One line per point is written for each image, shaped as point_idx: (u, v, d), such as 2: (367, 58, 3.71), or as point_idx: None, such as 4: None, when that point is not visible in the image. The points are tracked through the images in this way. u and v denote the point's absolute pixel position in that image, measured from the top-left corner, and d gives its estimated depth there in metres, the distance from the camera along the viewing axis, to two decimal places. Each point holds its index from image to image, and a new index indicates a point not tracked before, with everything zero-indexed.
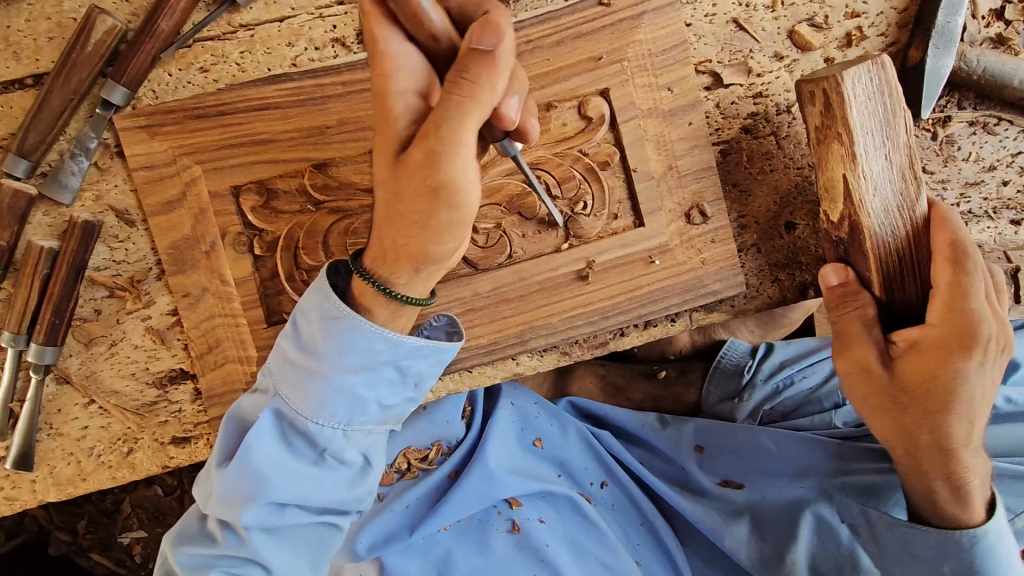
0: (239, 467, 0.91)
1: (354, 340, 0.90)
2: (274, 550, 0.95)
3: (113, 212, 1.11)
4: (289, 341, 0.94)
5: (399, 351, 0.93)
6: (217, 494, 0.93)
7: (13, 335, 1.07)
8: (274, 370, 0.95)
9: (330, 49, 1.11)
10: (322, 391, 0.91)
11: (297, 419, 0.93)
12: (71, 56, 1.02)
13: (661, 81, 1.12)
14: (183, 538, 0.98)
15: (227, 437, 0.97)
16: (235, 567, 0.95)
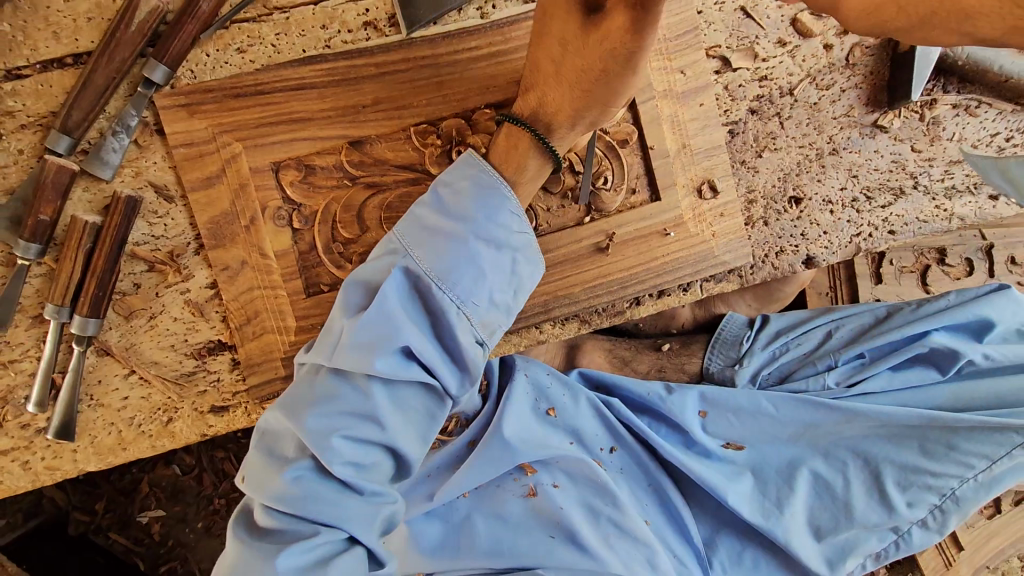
0: (380, 310, 0.96)
1: (496, 209, 1.01)
2: (390, 415, 0.98)
3: (153, 188, 1.14)
4: (431, 204, 1.03)
5: (524, 239, 1.03)
6: (348, 337, 0.96)
7: (57, 308, 1.10)
8: (407, 232, 1.02)
9: (363, 32, 1.17)
10: (463, 250, 0.99)
11: (431, 278, 0.99)
12: (115, 35, 1.06)
13: (675, 64, 1.20)
14: (292, 406, 0.97)
15: (356, 293, 1.01)
16: (353, 427, 0.95)
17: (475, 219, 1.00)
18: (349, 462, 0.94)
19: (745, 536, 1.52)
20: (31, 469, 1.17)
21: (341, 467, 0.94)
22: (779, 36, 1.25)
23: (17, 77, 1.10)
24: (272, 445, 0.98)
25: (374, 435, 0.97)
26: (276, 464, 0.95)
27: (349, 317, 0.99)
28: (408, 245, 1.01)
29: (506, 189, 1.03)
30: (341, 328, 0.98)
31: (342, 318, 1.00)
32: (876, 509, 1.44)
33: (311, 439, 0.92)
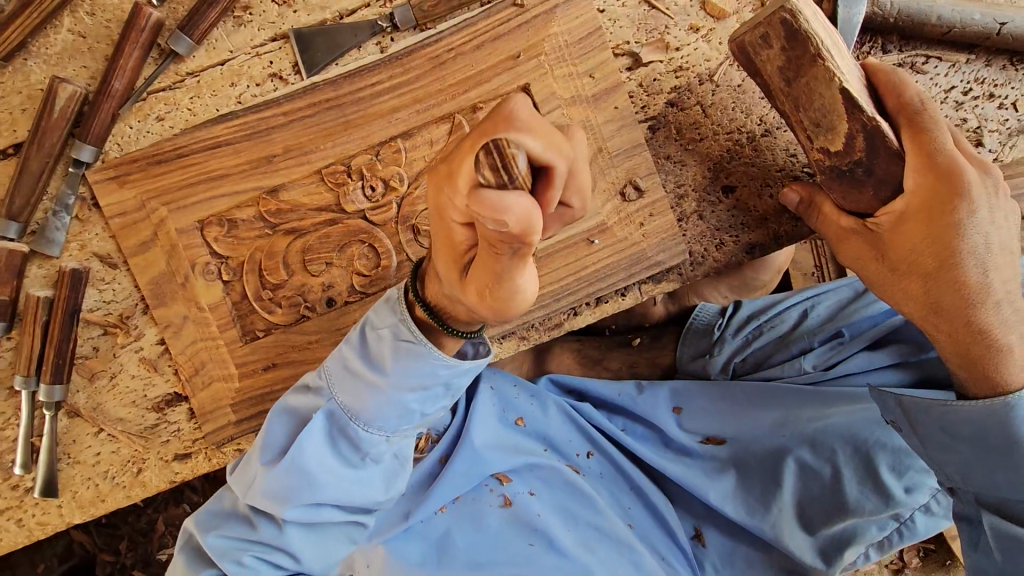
0: (290, 465, 0.98)
1: (418, 366, 0.93)
2: (304, 543, 1.05)
3: (98, 258, 1.22)
4: (355, 347, 0.98)
5: (455, 375, 0.96)
6: (262, 487, 1.00)
7: (25, 378, 1.19)
8: (331, 372, 1.00)
9: (270, 84, 1.20)
10: (378, 403, 0.96)
11: (348, 428, 1.00)
12: (41, 122, 1.14)
13: (582, 68, 1.17)
14: (209, 523, 1.07)
15: (275, 432, 1.03)
16: (269, 553, 1.04)
17: (396, 373, 0.95)
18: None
19: (734, 533, 1.45)
20: (25, 525, 1.27)
21: None
22: (690, 22, 1.20)
23: None
24: (192, 546, 1.08)
25: (289, 559, 1.06)
26: (191, 568, 1.06)
27: (267, 464, 1.01)
28: (329, 390, 1.00)
29: (427, 341, 0.92)
30: (258, 473, 1.01)
31: (261, 457, 1.02)
32: (871, 497, 1.31)
33: (219, 560, 1.02)
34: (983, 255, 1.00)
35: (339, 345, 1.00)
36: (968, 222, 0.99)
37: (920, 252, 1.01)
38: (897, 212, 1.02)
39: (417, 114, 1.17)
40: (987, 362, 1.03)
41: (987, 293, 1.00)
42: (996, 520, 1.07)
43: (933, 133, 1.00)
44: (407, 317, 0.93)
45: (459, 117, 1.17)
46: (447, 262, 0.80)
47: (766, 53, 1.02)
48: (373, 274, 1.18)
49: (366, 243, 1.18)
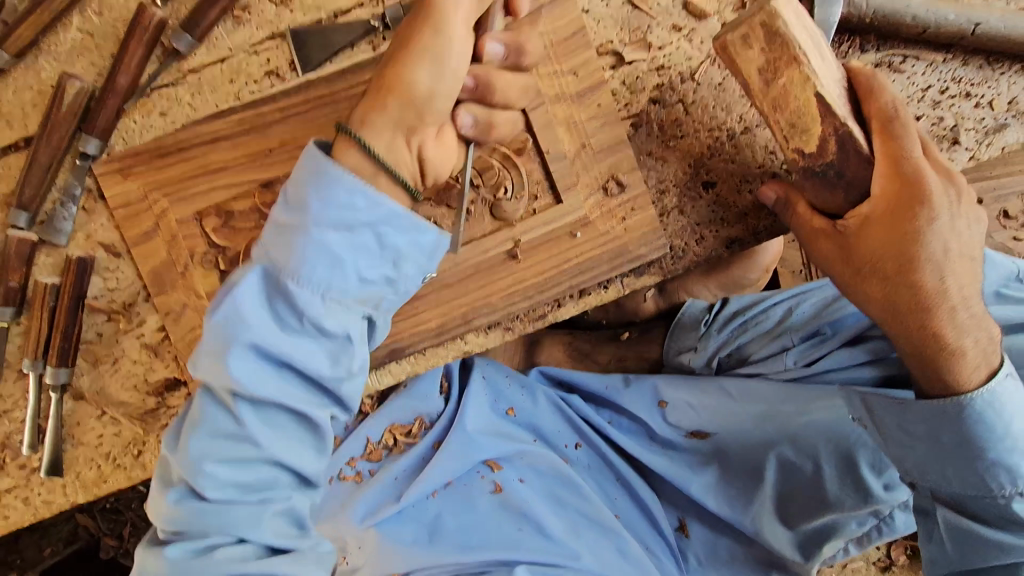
0: (221, 314, 0.94)
1: (332, 191, 0.95)
2: (263, 433, 0.96)
3: (103, 247, 1.28)
4: (283, 203, 0.98)
5: (376, 214, 0.97)
6: (212, 372, 0.94)
7: (32, 361, 1.25)
8: (264, 240, 0.98)
9: (267, 81, 1.25)
10: (310, 244, 0.95)
11: (285, 279, 0.95)
12: (50, 118, 1.20)
13: (566, 67, 1.21)
14: (179, 437, 1.00)
15: (215, 308, 0.97)
16: (233, 450, 0.95)
17: (326, 204, 0.95)
18: (226, 484, 0.95)
19: (715, 525, 1.49)
20: (31, 503, 1.33)
21: (220, 490, 0.95)
22: (672, 22, 1.24)
23: None
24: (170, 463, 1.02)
25: (248, 450, 0.95)
26: (162, 487, 0.98)
27: (208, 340, 0.95)
28: (264, 252, 0.98)
29: (351, 178, 0.96)
30: (206, 360, 0.96)
31: (209, 344, 0.96)
32: (850, 493, 1.35)
33: (186, 472, 0.94)
34: (943, 261, 1.04)
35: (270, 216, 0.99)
36: (929, 229, 1.04)
37: (881, 254, 1.06)
38: (864, 214, 1.07)
39: None
40: (944, 367, 1.06)
41: (945, 298, 1.04)
42: (950, 515, 1.14)
43: (902, 141, 1.07)
44: (337, 168, 0.96)
45: None
46: (403, 104, 1.03)
47: (746, 52, 1.07)
48: None
49: None
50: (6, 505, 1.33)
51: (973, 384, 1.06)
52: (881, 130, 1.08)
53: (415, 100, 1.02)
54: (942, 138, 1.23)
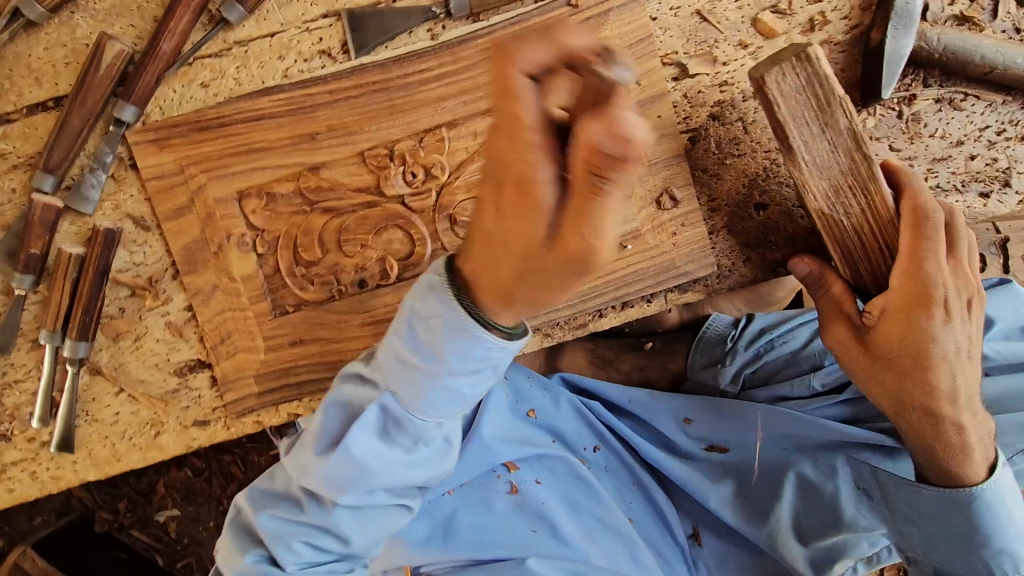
0: (342, 456, 0.96)
1: (469, 349, 0.86)
2: (352, 527, 1.05)
3: (131, 219, 1.22)
4: (404, 337, 0.91)
5: (504, 355, 0.90)
6: (317, 475, 0.99)
7: (51, 332, 1.20)
8: (382, 365, 0.96)
9: (318, 60, 1.20)
10: (431, 393, 0.91)
11: (402, 417, 0.96)
12: (85, 79, 1.13)
13: (628, 74, 1.18)
14: (259, 501, 1.08)
15: (330, 419, 1.01)
16: (316, 536, 1.05)
17: (448, 360, 0.88)
18: (306, 561, 1.05)
19: (728, 537, 1.50)
20: (38, 478, 1.28)
21: (298, 566, 1.05)
22: (739, 38, 1.21)
23: (8, 121, 1.19)
24: (242, 522, 1.11)
25: (336, 541, 1.06)
26: (239, 546, 1.07)
27: (323, 451, 0.99)
28: (381, 381, 0.96)
29: (478, 327, 0.84)
30: (315, 461, 0.99)
31: (314, 443, 1.01)
32: (863, 513, 1.37)
33: (270, 543, 1.03)
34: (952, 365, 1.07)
35: (389, 335, 0.94)
36: (940, 332, 1.05)
37: (898, 351, 1.06)
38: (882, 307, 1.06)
39: (463, 105, 1.17)
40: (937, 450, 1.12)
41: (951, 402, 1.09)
42: None
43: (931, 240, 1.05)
44: (457, 308, 0.85)
45: None
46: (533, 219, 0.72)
47: (784, 87, 1.05)
48: (406, 260, 1.20)
49: (402, 228, 1.19)
50: (12, 478, 1.28)
51: (979, 477, 1.13)
52: (910, 223, 1.06)
53: (518, 191, 0.70)
54: (989, 179, 1.26)
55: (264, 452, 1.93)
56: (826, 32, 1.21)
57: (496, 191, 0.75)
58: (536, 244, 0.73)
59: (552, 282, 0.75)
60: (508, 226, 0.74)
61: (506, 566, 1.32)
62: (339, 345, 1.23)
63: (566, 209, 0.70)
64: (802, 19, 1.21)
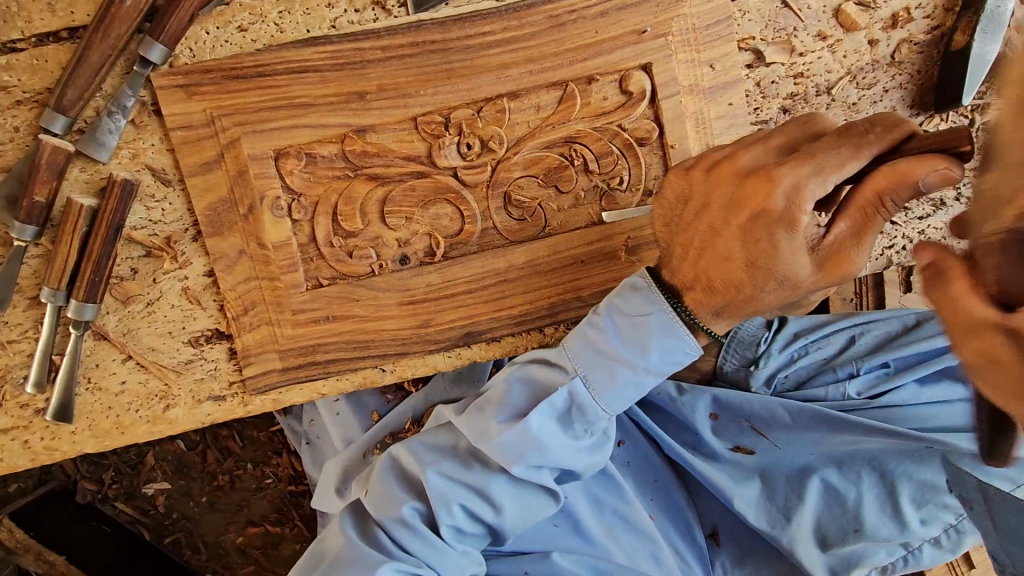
0: (524, 430, 0.99)
1: (673, 343, 0.95)
2: (510, 498, 1.06)
3: (150, 171, 1.11)
4: (604, 329, 0.98)
5: (677, 352, 0.96)
6: (493, 440, 1.02)
7: (53, 291, 1.08)
8: (576, 351, 1.00)
9: (371, 12, 1.07)
10: (626, 383, 0.97)
11: (589, 406, 1.00)
12: (109, 9, 1.00)
13: (703, 57, 1.11)
14: (427, 456, 1.07)
15: (515, 393, 1.04)
16: (473, 501, 1.05)
17: (650, 356, 0.96)
18: (459, 527, 1.06)
19: (749, 542, 1.36)
20: (30, 448, 1.18)
21: (448, 529, 1.05)
22: (819, 29, 1.14)
23: (13, 50, 1.06)
24: (396, 477, 1.09)
25: (492, 509, 1.06)
26: (399, 494, 1.06)
27: (505, 422, 1.02)
28: (573, 368, 1.00)
29: (686, 330, 0.94)
30: (489, 429, 1.03)
31: (499, 415, 1.03)
32: (889, 525, 1.25)
33: (435, 501, 1.03)
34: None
35: (584, 325, 1.00)
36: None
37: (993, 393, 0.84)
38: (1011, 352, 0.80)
39: (529, 75, 1.08)
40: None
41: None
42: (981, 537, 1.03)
43: None
44: (669, 309, 0.95)
45: (572, 85, 1.09)
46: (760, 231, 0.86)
47: None
48: (454, 238, 1.14)
49: (450, 203, 1.12)
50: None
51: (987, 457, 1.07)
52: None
53: (745, 213, 0.87)
54: None
55: (263, 428, 1.82)
56: (907, 30, 1.15)
57: (725, 213, 0.89)
58: (734, 273, 0.90)
59: (718, 313, 0.94)
60: (744, 244, 0.88)
61: (531, 560, 1.24)
62: (374, 323, 1.15)
63: (824, 247, 0.85)
64: (885, 14, 1.14)
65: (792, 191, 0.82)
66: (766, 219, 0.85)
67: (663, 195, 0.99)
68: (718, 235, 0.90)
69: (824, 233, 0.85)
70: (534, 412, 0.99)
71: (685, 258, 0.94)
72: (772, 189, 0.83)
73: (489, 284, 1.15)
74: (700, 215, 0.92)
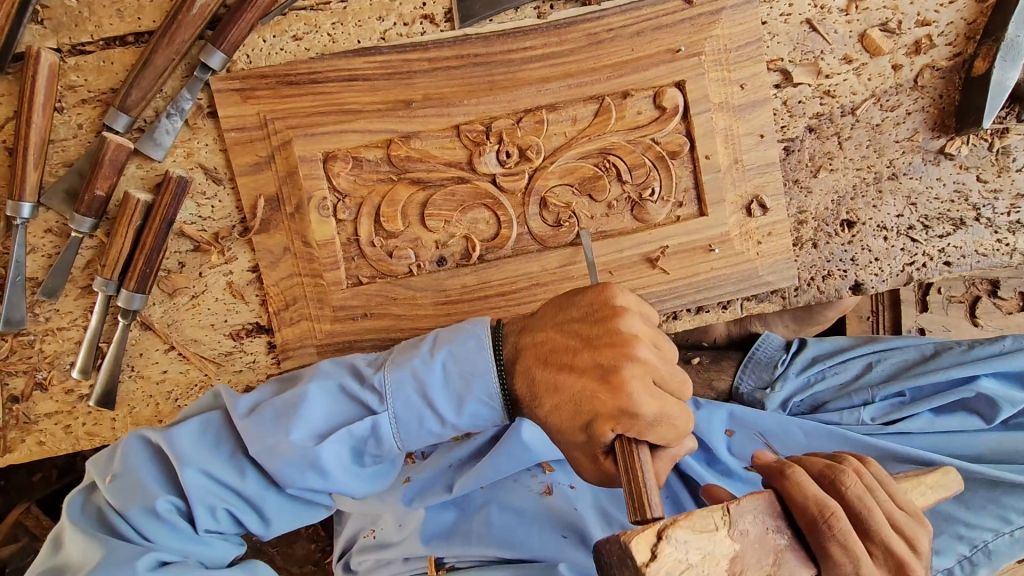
0: (318, 455, 0.99)
1: (475, 401, 1.01)
2: (281, 508, 1.05)
3: (202, 169, 1.16)
4: (433, 376, 1.00)
5: (466, 410, 1.01)
6: (281, 460, 0.99)
7: (105, 281, 1.12)
8: (392, 381, 1.00)
9: (419, 26, 1.14)
10: (425, 425, 1.02)
11: (386, 443, 1.02)
12: (177, 17, 1.06)
13: (734, 76, 1.16)
14: (197, 453, 1.02)
15: (316, 409, 1.02)
16: (241, 504, 1.03)
17: (461, 413, 1.02)
18: (151, 511, 1.00)
19: None
20: (72, 433, 1.22)
21: (141, 512, 1.00)
22: (845, 53, 1.19)
23: (82, 53, 1.12)
24: (149, 459, 1.04)
25: (259, 516, 1.05)
26: (156, 487, 1.01)
27: (298, 440, 0.99)
28: (387, 398, 1.00)
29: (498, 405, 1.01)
30: (283, 445, 0.99)
31: (294, 429, 1.00)
32: None
33: (195, 497, 1.00)
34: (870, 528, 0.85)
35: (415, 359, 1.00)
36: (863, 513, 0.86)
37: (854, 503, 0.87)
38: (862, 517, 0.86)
39: (567, 89, 1.14)
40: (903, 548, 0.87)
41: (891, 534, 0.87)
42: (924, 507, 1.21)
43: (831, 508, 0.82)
44: (493, 377, 1.00)
45: (608, 99, 1.14)
46: (607, 329, 0.94)
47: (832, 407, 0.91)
48: (490, 242, 1.18)
49: (488, 209, 1.17)
50: (43, 431, 1.21)
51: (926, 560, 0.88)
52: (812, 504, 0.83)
53: (610, 315, 0.95)
54: None
55: None
56: (930, 56, 1.20)
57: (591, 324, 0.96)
58: (573, 381, 0.94)
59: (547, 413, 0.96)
60: (592, 350, 0.93)
61: (537, 569, 1.24)
62: (408, 321, 1.19)
63: (645, 385, 0.89)
64: (908, 41, 1.19)
65: (640, 333, 0.94)
66: (619, 340, 0.92)
67: (571, 298, 1.00)
68: (575, 355, 0.95)
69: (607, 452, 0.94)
70: (331, 437, 0.99)
71: (542, 328, 1.00)
72: (626, 323, 0.94)
73: (522, 287, 1.19)
74: (564, 311, 0.99)
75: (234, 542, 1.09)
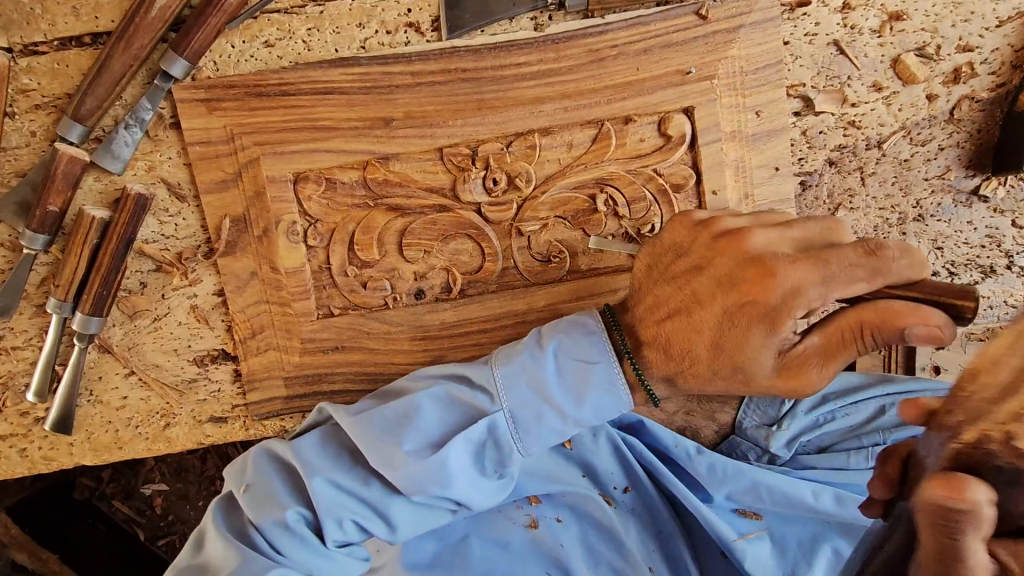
0: (434, 463, 0.89)
1: (605, 398, 0.89)
2: (410, 519, 0.94)
3: (165, 185, 1.07)
4: (547, 369, 0.90)
5: (595, 398, 0.90)
6: (399, 471, 0.90)
7: (59, 303, 1.05)
8: (506, 378, 0.90)
9: (402, 35, 1.02)
10: (551, 428, 0.91)
11: (506, 444, 0.92)
12: (134, 19, 0.97)
13: (749, 102, 1.04)
14: (317, 462, 0.94)
15: (426, 414, 0.92)
16: (368, 517, 0.94)
17: (583, 406, 0.90)
18: (287, 525, 0.92)
19: None
20: (28, 456, 1.16)
21: (275, 526, 0.92)
22: (875, 79, 1.07)
23: (34, 53, 1.03)
24: (273, 469, 0.97)
25: (386, 528, 0.95)
26: (285, 497, 0.94)
27: (413, 450, 0.91)
28: (500, 398, 0.90)
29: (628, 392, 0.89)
30: (398, 455, 0.90)
31: (407, 439, 0.91)
32: None
33: (325, 512, 0.91)
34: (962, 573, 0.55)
35: (523, 356, 0.91)
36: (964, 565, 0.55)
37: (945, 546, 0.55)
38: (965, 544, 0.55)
39: (563, 111, 1.03)
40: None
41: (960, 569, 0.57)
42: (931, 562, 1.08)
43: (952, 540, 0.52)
44: (615, 360, 0.89)
45: (608, 125, 1.04)
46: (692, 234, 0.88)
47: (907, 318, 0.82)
48: (474, 274, 1.09)
49: (471, 239, 1.08)
50: None
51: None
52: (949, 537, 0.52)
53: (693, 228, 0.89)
54: None
55: None
56: (970, 86, 1.07)
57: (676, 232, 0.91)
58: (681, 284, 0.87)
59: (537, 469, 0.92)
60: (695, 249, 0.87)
61: None
62: (384, 357, 1.11)
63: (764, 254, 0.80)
64: (947, 67, 1.06)
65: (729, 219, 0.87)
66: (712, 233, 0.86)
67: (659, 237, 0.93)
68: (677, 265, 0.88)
69: (795, 345, 0.80)
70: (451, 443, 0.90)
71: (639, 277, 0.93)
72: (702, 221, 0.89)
73: (506, 327, 1.10)
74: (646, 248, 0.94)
75: (360, 558, 1.00)
